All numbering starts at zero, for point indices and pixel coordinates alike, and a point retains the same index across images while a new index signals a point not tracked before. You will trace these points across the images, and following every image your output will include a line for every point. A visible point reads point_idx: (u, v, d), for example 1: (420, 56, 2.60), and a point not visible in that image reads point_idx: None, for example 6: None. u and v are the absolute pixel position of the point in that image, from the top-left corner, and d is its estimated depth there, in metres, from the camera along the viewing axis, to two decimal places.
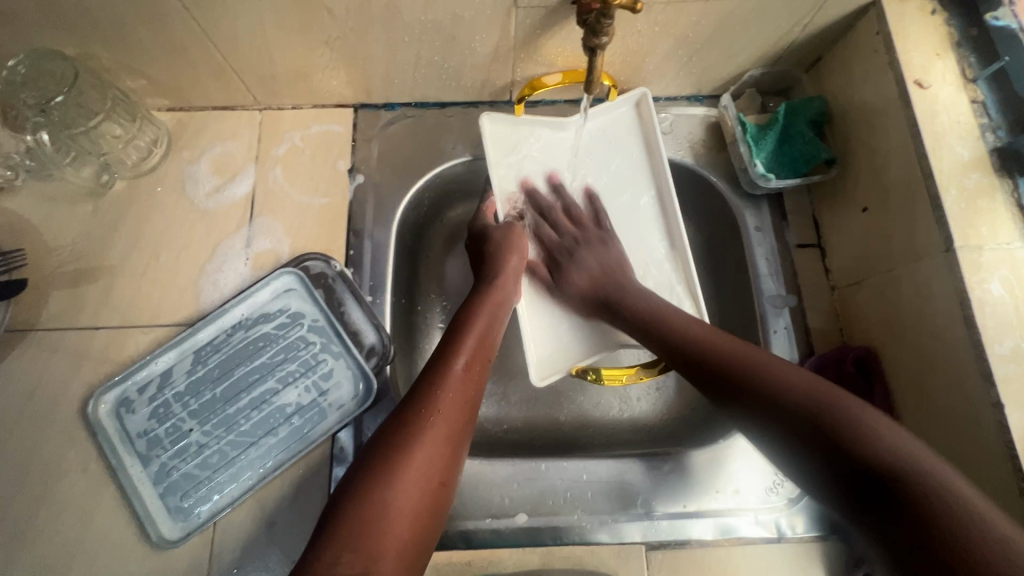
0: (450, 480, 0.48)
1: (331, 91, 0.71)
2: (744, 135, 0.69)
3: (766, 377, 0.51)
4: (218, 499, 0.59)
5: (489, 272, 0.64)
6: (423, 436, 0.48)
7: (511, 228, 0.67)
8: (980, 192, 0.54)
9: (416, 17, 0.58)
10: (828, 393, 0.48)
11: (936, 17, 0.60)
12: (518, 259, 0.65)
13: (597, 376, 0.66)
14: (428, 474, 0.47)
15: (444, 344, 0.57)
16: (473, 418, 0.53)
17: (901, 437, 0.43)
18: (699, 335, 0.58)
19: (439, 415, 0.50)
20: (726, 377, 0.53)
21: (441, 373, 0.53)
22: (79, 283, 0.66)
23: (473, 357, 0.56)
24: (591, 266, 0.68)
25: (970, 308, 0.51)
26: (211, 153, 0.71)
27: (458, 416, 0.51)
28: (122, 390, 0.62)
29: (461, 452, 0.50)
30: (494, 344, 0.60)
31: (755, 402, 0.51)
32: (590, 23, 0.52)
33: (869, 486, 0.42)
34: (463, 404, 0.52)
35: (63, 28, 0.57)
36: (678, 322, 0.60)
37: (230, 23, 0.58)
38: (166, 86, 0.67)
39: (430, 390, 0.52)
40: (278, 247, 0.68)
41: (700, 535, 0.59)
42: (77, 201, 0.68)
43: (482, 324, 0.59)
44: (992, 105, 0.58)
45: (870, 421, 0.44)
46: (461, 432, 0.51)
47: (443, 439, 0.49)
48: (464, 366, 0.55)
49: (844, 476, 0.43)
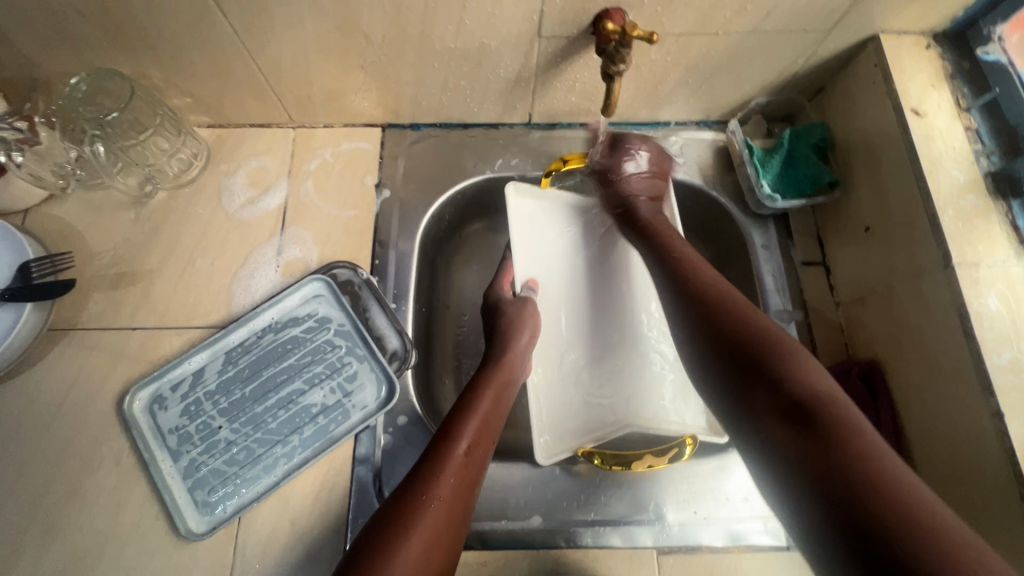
0: (446, 568, 0.47)
1: (362, 111, 0.75)
2: (751, 157, 0.72)
3: (731, 314, 0.54)
4: (244, 493, 0.61)
5: (499, 347, 0.65)
6: (420, 524, 0.47)
7: (524, 303, 0.69)
8: (976, 213, 0.57)
9: (446, 44, 0.63)
10: (785, 338, 0.51)
11: (931, 52, 0.65)
12: (529, 338, 0.67)
13: (603, 460, 0.63)
14: (425, 562, 0.45)
15: (446, 426, 0.56)
16: (472, 503, 0.52)
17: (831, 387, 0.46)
18: (695, 269, 0.60)
19: (436, 504, 0.48)
20: (693, 306, 0.57)
21: (443, 457, 0.52)
22: (118, 286, 0.70)
23: (475, 440, 0.55)
24: (633, 183, 0.70)
25: (969, 321, 0.53)
26: (247, 167, 0.76)
27: (459, 500, 0.50)
28: (156, 387, 0.65)
29: (458, 536, 0.49)
30: (498, 426, 0.59)
31: (711, 328, 0.54)
32: (608, 53, 0.58)
33: (791, 414, 0.45)
34: (464, 489, 0.51)
35: (122, 50, 0.62)
36: (681, 250, 0.63)
37: (275, 46, 0.63)
38: (209, 104, 0.72)
39: (431, 476, 0.51)
40: (307, 256, 0.72)
41: (710, 541, 0.60)
42: (121, 209, 0.73)
43: (488, 405, 0.59)
44: (985, 133, 0.61)
45: (808, 364, 0.48)
46: (461, 519, 0.50)
47: (440, 526, 0.48)
48: (466, 451, 0.54)
49: (779, 409, 0.46)
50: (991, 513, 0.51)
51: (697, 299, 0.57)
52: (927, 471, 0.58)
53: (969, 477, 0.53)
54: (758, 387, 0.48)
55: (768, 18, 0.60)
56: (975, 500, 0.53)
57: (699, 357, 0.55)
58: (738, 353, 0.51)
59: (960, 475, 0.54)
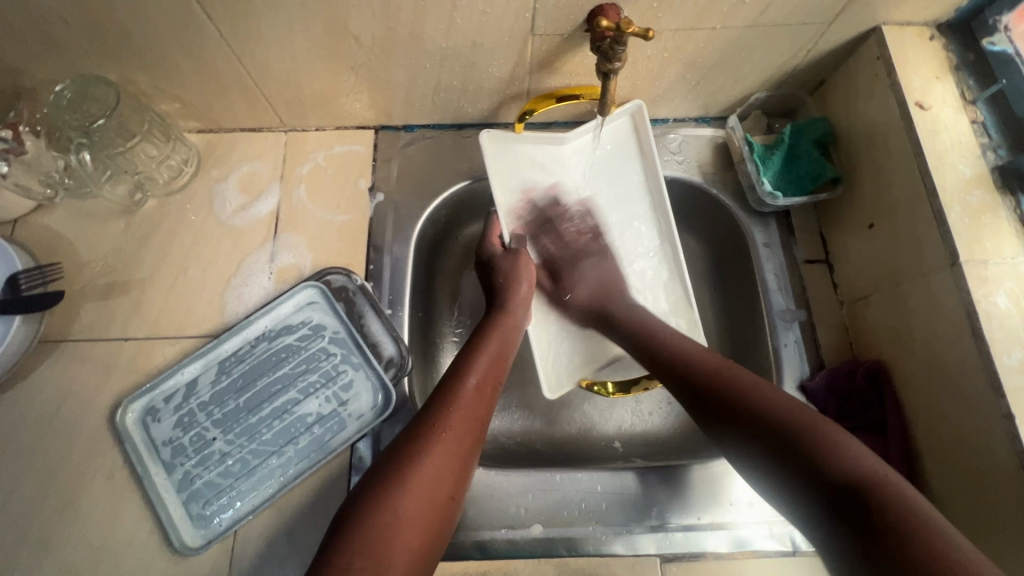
0: (458, 493, 0.48)
1: (354, 114, 0.74)
2: (751, 154, 0.71)
3: (762, 403, 0.50)
4: (239, 506, 0.60)
5: (499, 301, 0.65)
6: (433, 448, 0.48)
7: (519, 256, 0.68)
8: (983, 209, 0.56)
9: (438, 44, 0.62)
10: (812, 417, 0.48)
11: (934, 43, 0.63)
12: (528, 287, 0.67)
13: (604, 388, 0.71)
14: (438, 488, 0.47)
15: (457, 363, 0.57)
16: (483, 435, 0.53)
17: (872, 462, 0.44)
18: (700, 359, 0.57)
19: (448, 432, 0.50)
20: (715, 397, 0.54)
21: (454, 391, 0.54)
22: (109, 296, 0.69)
23: (484, 376, 0.56)
24: (591, 279, 0.71)
25: (977, 320, 0.52)
26: (239, 172, 0.75)
27: (469, 431, 0.51)
28: (149, 399, 0.63)
29: (470, 467, 0.51)
30: (508, 364, 0.61)
31: (737, 418, 0.51)
32: (603, 49, 0.56)
33: (834, 504, 0.43)
34: (474, 421, 0.53)
35: (107, 56, 0.60)
36: (673, 336, 0.61)
37: (264, 49, 0.61)
38: (198, 108, 0.71)
39: (443, 407, 0.52)
40: (301, 262, 0.71)
41: (714, 548, 0.59)
42: (111, 217, 0.72)
43: (495, 346, 0.60)
44: (991, 126, 0.60)
45: (845, 446, 0.45)
46: (472, 449, 0.51)
47: (452, 452, 0.49)
48: (476, 386, 0.55)
49: (821, 491, 0.44)
50: (996, 516, 0.50)
51: (710, 383, 0.55)
52: (935, 475, 0.56)
53: (979, 480, 0.52)
54: (798, 471, 0.46)
55: (767, 12, 0.58)
56: (983, 503, 0.52)
57: (728, 442, 0.52)
58: (773, 448, 0.48)
59: (970, 478, 0.53)
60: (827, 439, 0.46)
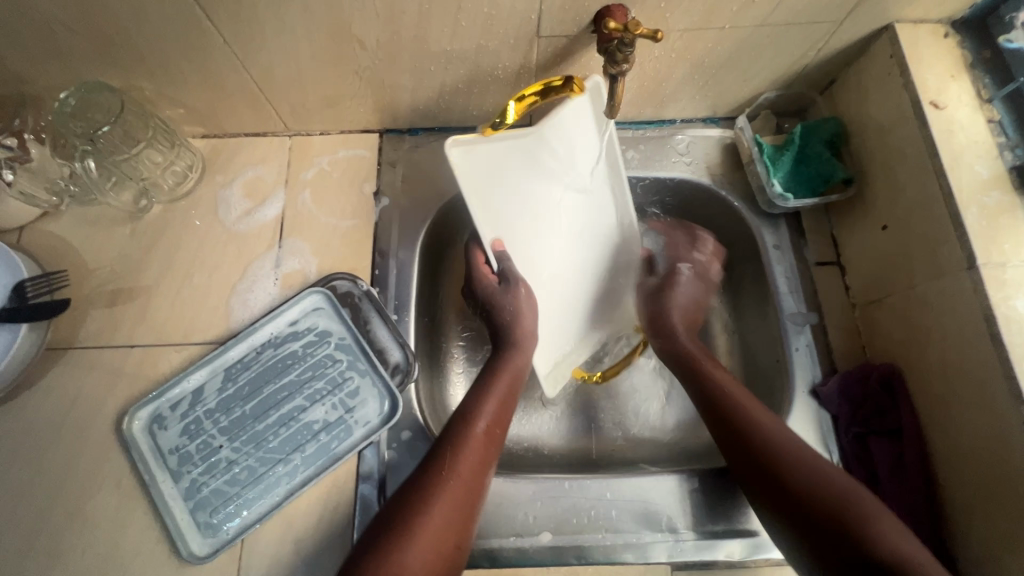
0: (463, 540, 0.49)
1: (359, 118, 0.74)
2: (761, 155, 0.70)
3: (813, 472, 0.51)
4: (246, 514, 0.60)
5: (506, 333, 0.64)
6: (441, 499, 0.49)
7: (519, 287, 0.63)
8: (1001, 210, 0.54)
9: (443, 47, 0.61)
10: (857, 495, 0.49)
11: (949, 40, 0.62)
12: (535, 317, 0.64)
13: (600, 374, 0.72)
14: (445, 540, 0.47)
15: (466, 406, 0.58)
16: (487, 483, 0.53)
17: (909, 544, 0.45)
18: (752, 411, 0.57)
19: (458, 483, 0.50)
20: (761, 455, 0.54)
21: (461, 436, 0.54)
22: (114, 303, 0.68)
23: (494, 421, 0.56)
24: (689, 298, 0.71)
25: (996, 324, 0.51)
26: (244, 178, 0.74)
27: (477, 482, 0.52)
28: (155, 406, 0.63)
29: (475, 515, 0.51)
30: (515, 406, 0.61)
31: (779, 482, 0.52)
32: (609, 51, 0.55)
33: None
34: (482, 469, 0.53)
35: (111, 63, 0.60)
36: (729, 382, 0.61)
37: (268, 54, 0.61)
38: (202, 114, 0.71)
39: (450, 454, 0.52)
40: (306, 267, 0.71)
41: (727, 556, 0.59)
42: (116, 223, 0.71)
43: (504, 389, 0.60)
44: (1008, 125, 0.59)
45: (891, 530, 0.46)
46: (479, 500, 0.51)
47: (459, 503, 0.50)
48: (486, 431, 0.55)
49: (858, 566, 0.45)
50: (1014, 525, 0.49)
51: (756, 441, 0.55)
52: (951, 482, 0.55)
53: (998, 489, 0.51)
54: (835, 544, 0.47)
55: (777, 11, 0.57)
56: (1001, 512, 0.51)
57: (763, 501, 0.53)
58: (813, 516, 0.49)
59: (988, 486, 0.52)
60: (868, 521, 0.47)
